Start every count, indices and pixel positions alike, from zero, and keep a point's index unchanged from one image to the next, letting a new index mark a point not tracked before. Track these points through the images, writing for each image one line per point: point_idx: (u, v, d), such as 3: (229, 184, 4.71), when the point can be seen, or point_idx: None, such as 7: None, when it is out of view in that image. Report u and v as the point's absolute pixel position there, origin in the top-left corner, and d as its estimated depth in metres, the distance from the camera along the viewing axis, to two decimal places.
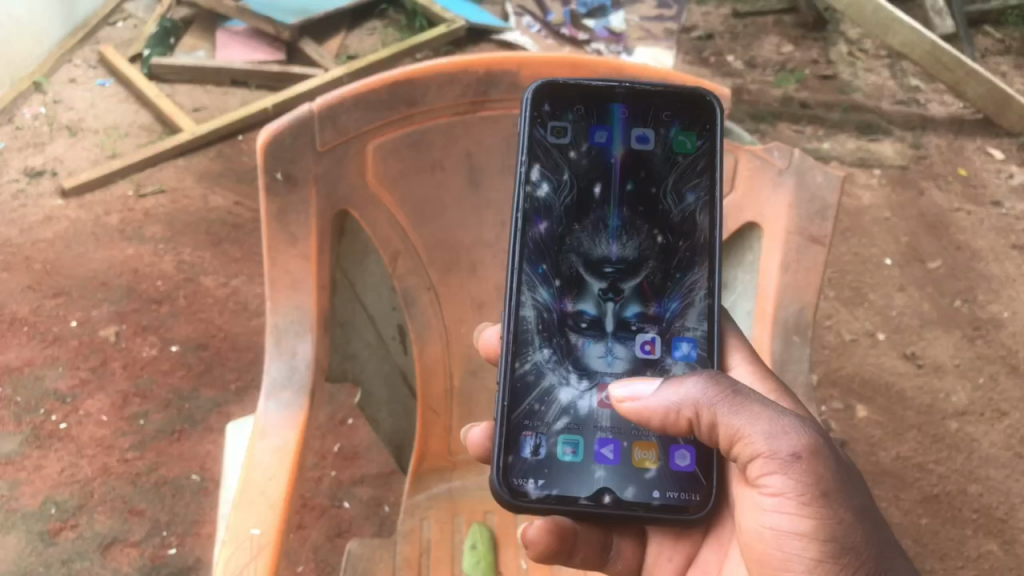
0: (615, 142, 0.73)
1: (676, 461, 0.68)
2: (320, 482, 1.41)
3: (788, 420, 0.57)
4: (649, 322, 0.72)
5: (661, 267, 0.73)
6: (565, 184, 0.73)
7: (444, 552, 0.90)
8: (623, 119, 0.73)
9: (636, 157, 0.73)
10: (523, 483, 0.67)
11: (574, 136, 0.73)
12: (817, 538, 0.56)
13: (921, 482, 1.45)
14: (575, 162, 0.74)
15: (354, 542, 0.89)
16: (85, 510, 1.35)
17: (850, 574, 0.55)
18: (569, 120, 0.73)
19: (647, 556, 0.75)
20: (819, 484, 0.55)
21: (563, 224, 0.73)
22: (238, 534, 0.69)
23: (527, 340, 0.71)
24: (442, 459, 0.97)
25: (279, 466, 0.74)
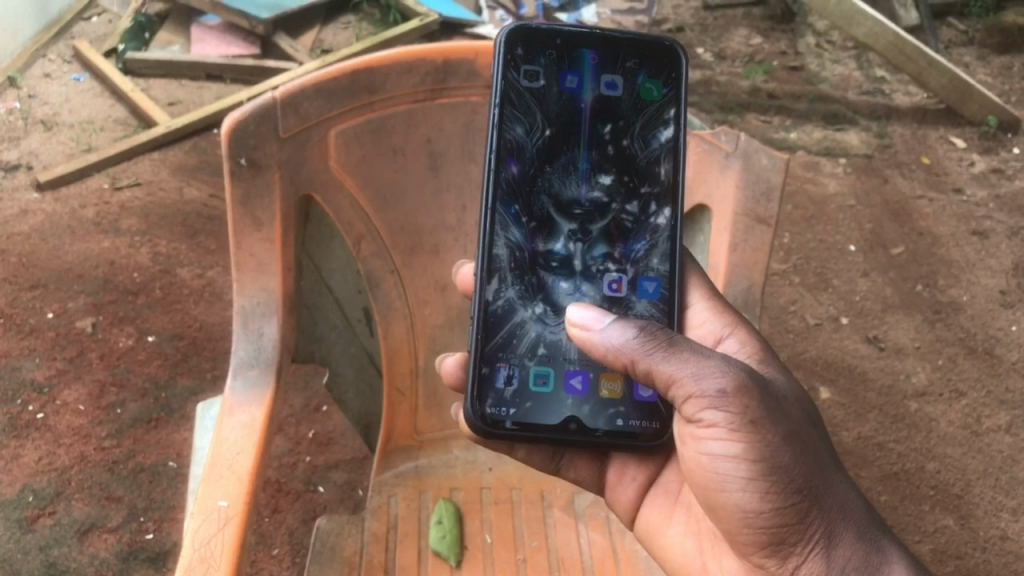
0: (586, 88, 0.76)
1: (639, 391, 0.72)
2: (296, 467, 1.44)
3: (714, 361, 0.61)
4: (616, 262, 0.76)
5: (626, 209, 0.76)
6: (538, 127, 0.75)
7: (411, 526, 0.94)
8: (594, 66, 0.75)
9: (606, 102, 0.76)
10: (495, 410, 0.71)
11: (545, 80, 0.75)
12: (751, 465, 0.61)
13: (882, 460, 1.49)
14: (547, 106, 0.75)
15: (322, 519, 0.92)
16: (63, 497, 1.38)
17: (782, 489, 0.61)
18: (541, 66, 0.75)
19: (609, 473, 0.80)
20: (747, 413, 0.60)
21: (534, 165, 0.76)
22: (206, 506, 0.72)
23: (498, 276, 0.74)
24: (408, 438, 1.01)
25: (246, 441, 0.77)
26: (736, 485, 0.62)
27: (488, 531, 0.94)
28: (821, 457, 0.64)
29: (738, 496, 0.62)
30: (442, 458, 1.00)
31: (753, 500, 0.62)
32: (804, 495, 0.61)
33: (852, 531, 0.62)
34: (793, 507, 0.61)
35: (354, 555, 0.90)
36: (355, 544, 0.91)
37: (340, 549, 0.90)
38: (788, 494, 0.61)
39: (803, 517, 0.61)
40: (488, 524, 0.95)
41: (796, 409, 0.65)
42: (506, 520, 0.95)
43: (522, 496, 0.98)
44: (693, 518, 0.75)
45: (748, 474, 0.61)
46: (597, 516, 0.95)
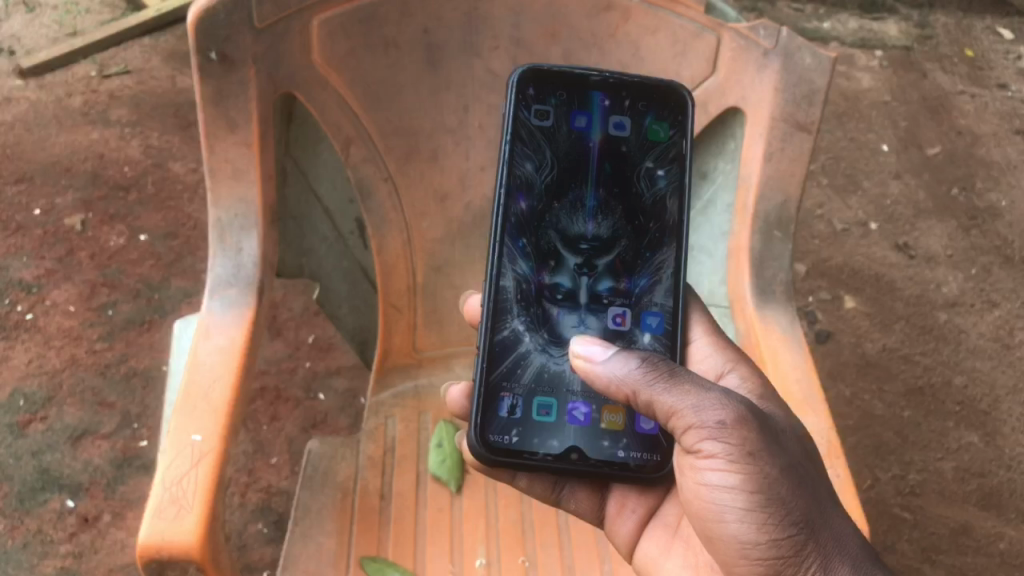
0: (594, 129, 0.72)
1: (640, 425, 0.67)
2: (296, 373, 1.39)
3: (716, 393, 0.56)
4: (620, 296, 0.71)
5: (631, 246, 0.72)
6: (546, 164, 0.72)
7: (409, 449, 0.89)
8: (603, 108, 0.72)
9: (614, 144, 0.72)
10: (499, 437, 0.66)
11: (556, 119, 0.71)
12: (748, 497, 0.55)
13: (906, 374, 1.43)
14: (555, 144, 0.72)
15: (314, 442, 0.88)
16: (55, 402, 1.33)
17: (779, 522, 0.56)
18: (552, 106, 0.71)
19: (608, 506, 0.74)
20: (746, 444, 0.55)
21: (542, 201, 0.71)
22: (179, 440, 0.66)
23: (503, 307, 0.69)
24: (406, 356, 0.94)
25: (223, 366, 0.70)
26: (734, 519, 0.57)
27: None
28: (817, 491, 0.58)
29: (734, 528, 0.57)
30: (444, 376, 0.94)
31: (751, 537, 0.56)
32: (802, 528, 0.56)
33: (847, 565, 0.56)
34: (790, 543, 0.56)
35: (348, 481, 0.86)
36: (349, 468, 0.87)
37: (334, 474, 0.86)
38: (784, 527, 0.56)
39: (799, 551, 0.56)
40: None
41: (794, 444, 0.60)
42: None
43: None
44: (692, 550, 0.69)
45: (745, 506, 0.56)
46: None
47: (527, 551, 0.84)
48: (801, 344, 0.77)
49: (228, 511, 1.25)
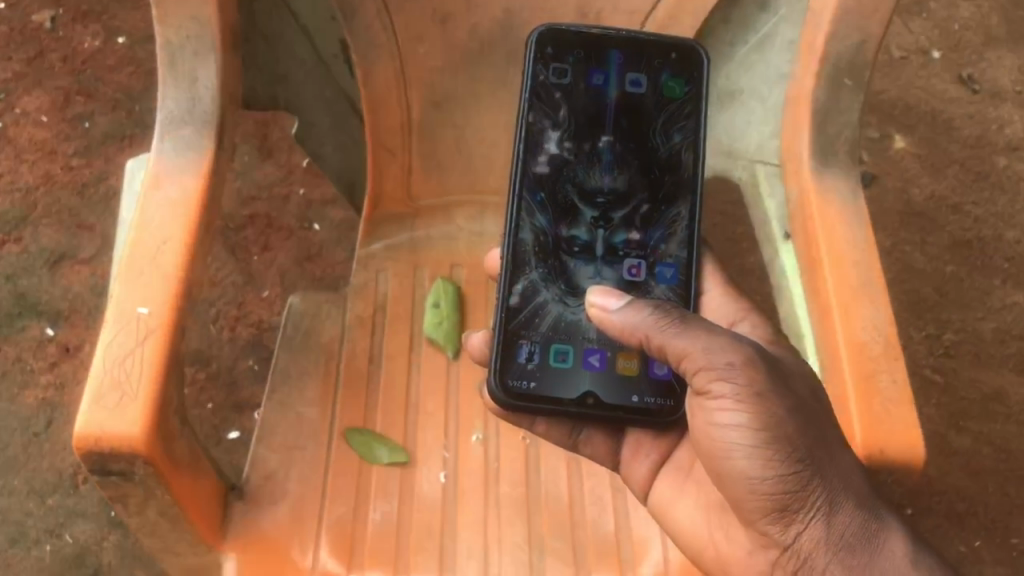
0: (610, 83, 0.65)
1: (653, 372, 0.62)
2: (288, 201, 1.28)
3: (726, 336, 0.53)
4: (635, 250, 0.64)
5: (648, 202, 0.65)
6: (559, 119, 0.65)
7: (402, 308, 0.80)
8: (622, 61, 0.65)
9: (634, 96, 0.65)
10: (515, 386, 0.61)
11: (573, 78, 0.65)
12: (754, 432, 0.52)
13: (954, 226, 1.30)
14: (571, 104, 0.65)
15: (295, 298, 0.79)
16: (29, 223, 1.24)
17: (789, 463, 0.52)
18: (569, 63, 0.65)
19: (623, 450, 0.67)
20: (755, 384, 0.52)
21: (557, 154, 0.65)
22: (122, 313, 0.56)
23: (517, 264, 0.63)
24: (400, 205, 0.83)
25: (174, 223, 0.59)
26: (738, 456, 0.53)
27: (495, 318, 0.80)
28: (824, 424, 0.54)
29: (741, 470, 0.53)
30: (444, 229, 0.84)
31: (755, 474, 0.53)
32: (811, 467, 0.52)
33: (852, 500, 0.54)
34: (800, 482, 0.53)
35: (333, 342, 0.77)
36: (334, 328, 0.78)
37: (317, 334, 0.77)
38: (793, 466, 0.52)
39: (807, 489, 0.53)
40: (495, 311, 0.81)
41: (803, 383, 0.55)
42: None
43: None
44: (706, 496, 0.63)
45: (752, 442, 0.52)
46: None
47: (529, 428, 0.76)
48: (863, 222, 0.64)
49: (218, 347, 1.18)
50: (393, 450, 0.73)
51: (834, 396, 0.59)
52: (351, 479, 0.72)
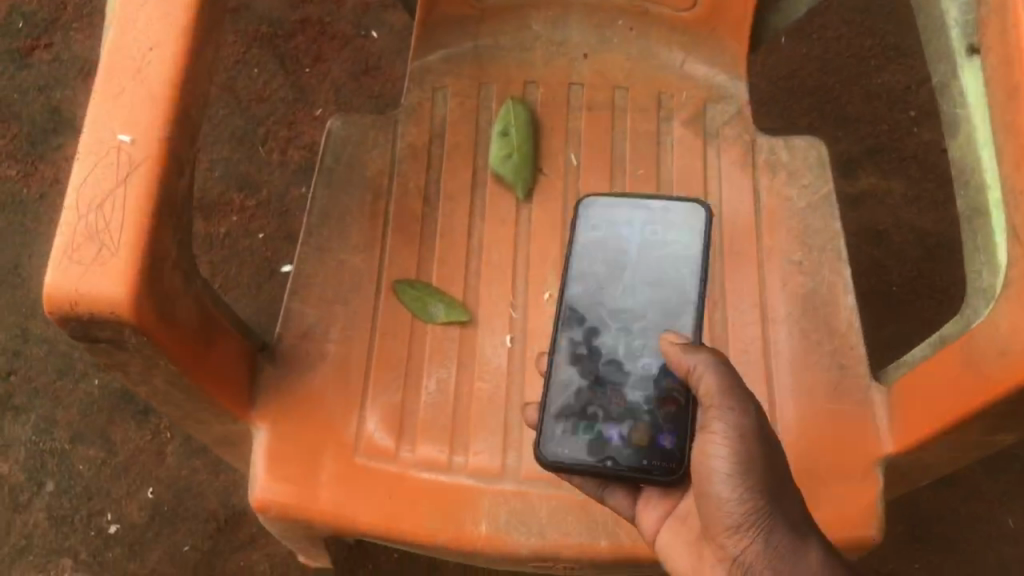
0: (633, 231, 0.55)
1: (660, 440, 0.51)
2: (343, 4, 1.13)
3: (737, 380, 0.47)
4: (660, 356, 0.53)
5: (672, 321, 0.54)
6: (587, 250, 0.56)
7: (462, 137, 0.66)
8: (651, 210, 0.56)
9: (660, 237, 0.55)
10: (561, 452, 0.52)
11: (607, 231, 0.56)
12: (732, 460, 0.45)
13: None
14: (604, 254, 0.56)
15: (336, 121, 0.66)
16: (59, 28, 1.12)
17: (746, 494, 0.45)
18: (603, 223, 0.56)
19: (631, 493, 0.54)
20: (745, 424, 0.46)
21: (588, 287, 0.55)
22: (98, 142, 0.44)
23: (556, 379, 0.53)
24: (463, 7, 0.68)
25: (164, 22, 0.46)
26: (710, 478, 0.46)
27: (575, 150, 0.66)
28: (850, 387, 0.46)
29: (708, 495, 0.47)
30: (516, 37, 0.69)
31: (720, 497, 0.46)
32: (765, 501, 0.45)
33: (786, 531, 0.46)
34: (749, 514, 0.46)
35: (381, 177, 0.64)
36: (383, 159, 0.65)
37: (362, 165, 0.65)
38: (750, 498, 0.45)
39: (756, 520, 0.45)
40: (576, 141, 0.66)
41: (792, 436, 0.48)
42: (605, 130, 0.66)
43: (629, 102, 0.67)
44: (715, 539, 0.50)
45: (727, 467, 0.46)
46: (738, 142, 0.65)
47: None
48: None
49: (268, 171, 1.07)
50: (450, 308, 0.61)
51: None
52: (402, 341, 0.60)
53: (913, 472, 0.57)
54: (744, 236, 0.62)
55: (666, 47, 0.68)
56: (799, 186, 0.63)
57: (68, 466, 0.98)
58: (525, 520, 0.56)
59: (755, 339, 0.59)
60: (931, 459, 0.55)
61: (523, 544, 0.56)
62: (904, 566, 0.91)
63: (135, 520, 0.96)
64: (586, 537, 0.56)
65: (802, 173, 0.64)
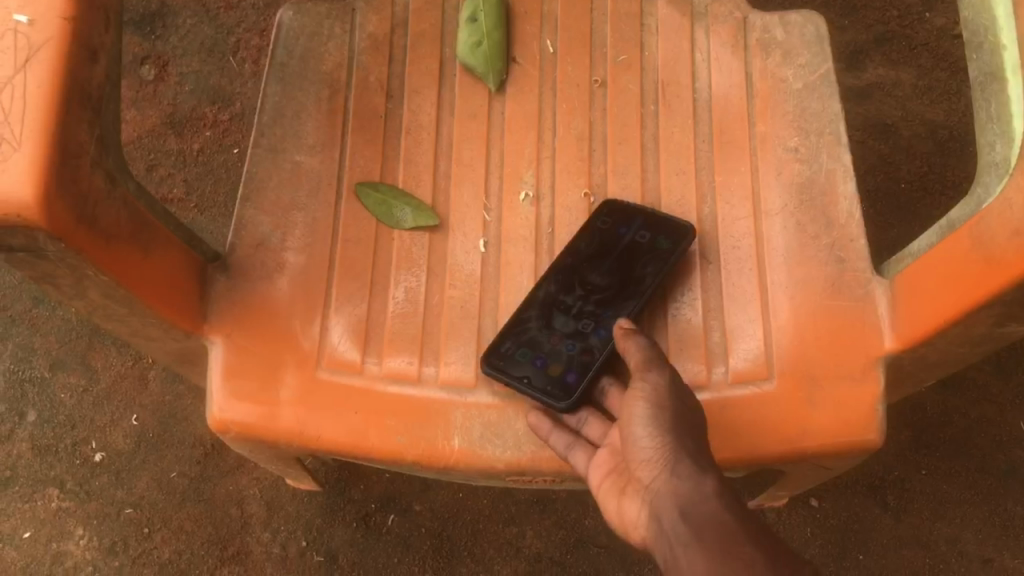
0: (628, 233, 0.56)
1: (563, 378, 0.53)
2: None
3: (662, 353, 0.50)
4: (595, 323, 0.55)
5: (617, 297, 0.55)
6: (589, 232, 0.56)
7: (427, 25, 0.61)
8: (650, 215, 0.56)
9: (648, 242, 0.55)
10: (499, 364, 0.53)
11: (613, 228, 0.56)
12: (647, 407, 0.47)
13: None
14: (602, 246, 0.56)
15: (288, 12, 0.60)
16: None
17: (656, 432, 0.46)
18: (613, 222, 0.56)
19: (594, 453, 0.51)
20: (659, 380, 0.48)
21: (576, 258, 0.56)
22: None
23: (525, 317, 0.55)
24: None
25: None
26: (627, 426, 0.47)
27: (551, 37, 0.60)
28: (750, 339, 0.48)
29: (628, 448, 0.47)
30: None
31: (635, 440, 0.47)
32: (673, 435, 0.46)
33: (692, 459, 0.45)
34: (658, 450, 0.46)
35: (339, 72, 0.59)
36: (341, 52, 0.60)
37: (316, 59, 0.59)
38: (659, 435, 0.46)
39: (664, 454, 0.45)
40: (552, 26, 0.61)
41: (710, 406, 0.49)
42: (583, 13, 0.61)
43: None
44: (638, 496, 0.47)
45: (641, 413, 0.47)
46: (727, 20, 0.60)
47: (595, 181, 0.58)
48: None
49: (240, 83, 1.01)
50: (418, 212, 0.56)
51: None
52: (366, 248, 0.56)
53: (917, 371, 0.53)
54: (735, 123, 0.57)
55: None
56: (795, 65, 0.58)
57: (50, 394, 0.96)
58: (500, 432, 0.53)
59: (745, 235, 0.55)
60: (937, 357, 0.50)
61: (498, 458, 0.53)
62: (911, 473, 0.89)
63: (120, 448, 0.94)
64: None
65: (798, 51, 0.58)
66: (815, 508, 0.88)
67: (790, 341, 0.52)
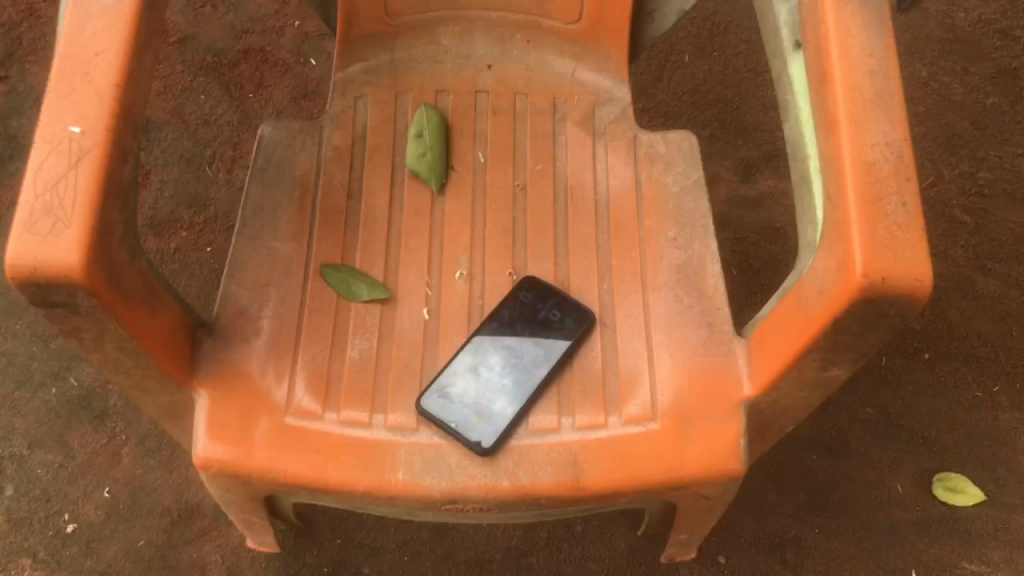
0: (544, 308, 0.69)
1: (485, 427, 0.65)
2: (283, 34, 1.23)
3: None
4: (513, 381, 0.67)
5: (530, 363, 0.68)
6: (511, 303, 0.70)
7: (382, 140, 0.75)
8: (561, 297, 0.69)
9: (558, 319, 0.68)
10: (432, 407, 0.65)
11: (530, 302, 0.70)
12: None
13: (1000, 54, 1.25)
14: (521, 316, 0.70)
15: (268, 127, 0.74)
16: (15, 61, 1.20)
17: None
18: (530, 297, 0.70)
19: None
20: None
21: (499, 323, 0.69)
22: (53, 132, 0.52)
23: (455, 371, 0.68)
24: (378, 24, 0.78)
25: (109, 33, 0.54)
26: None
27: (482, 149, 0.75)
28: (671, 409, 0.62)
29: None
30: (427, 52, 0.79)
31: None
32: None
33: None
34: None
35: (309, 176, 0.73)
36: (310, 160, 0.73)
37: (289, 165, 0.73)
38: None
39: None
40: (482, 140, 0.76)
41: None
42: (507, 131, 0.76)
43: (529, 105, 0.77)
44: None
45: None
46: (621, 138, 0.75)
47: (517, 263, 0.71)
48: (883, 21, 0.56)
49: (215, 190, 1.14)
50: (372, 287, 0.69)
51: (835, 220, 0.53)
52: (328, 317, 0.68)
53: (775, 416, 0.65)
54: (628, 217, 0.71)
55: (560, 59, 0.79)
56: (674, 173, 0.73)
57: (27, 470, 1.03)
58: (437, 466, 0.64)
59: (637, 305, 0.68)
60: (786, 402, 0.63)
61: (435, 487, 0.63)
62: (807, 531, 1.00)
63: (92, 518, 1.01)
64: (490, 479, 0.63)
65: (676, 162, 0.73)
66: (723, 564, 0.98)
67: (671, 389, 0.65)
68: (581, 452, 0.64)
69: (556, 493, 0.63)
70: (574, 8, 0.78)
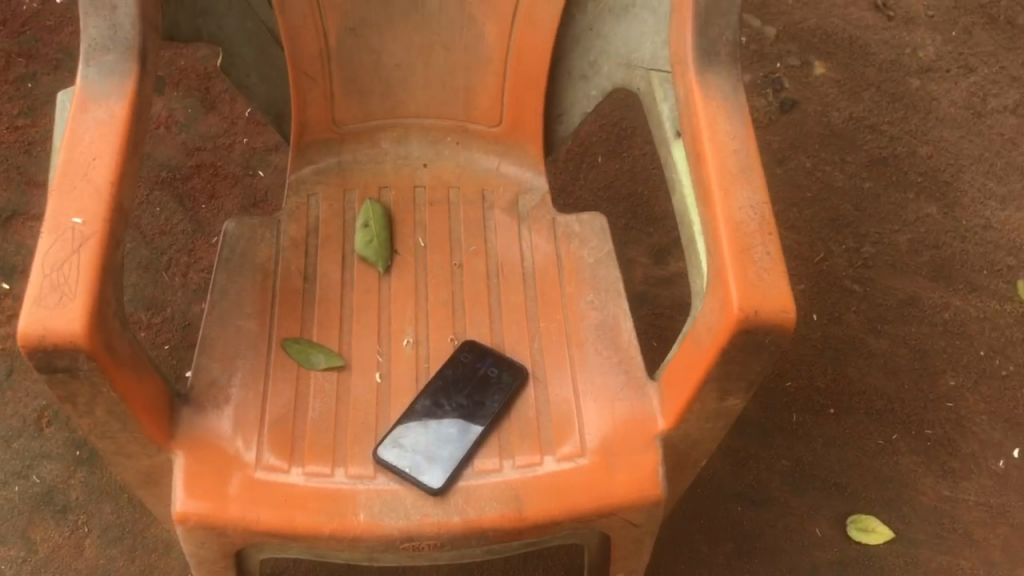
0: (483, 365, 0.78)
1: (434, 470, 0.73)
2: (232, 149, 1.34)
3: None
4: (458, 430, 0.76)
5: (472, 413, 0.76)
6: (453, 363, 0.79)
7: (333, 230, 0.85)
8: (498, 356, 0.79)
9: (496, 374, 0.78)
10: (387, 457, 0.74)
11: (470, 361, 0.79)
12: None
13: (871, 145, 1.43)
14: (463, 373, 0.79)
15: (232, 224, 0.84)
16: None
17: None
18: (470, 357, 0.79)
19: None
20: None
21: (444, 380, 0.79)
22: (58, 222, 0.61)
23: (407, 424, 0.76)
24: (327, 132, 0.90)
25: (104, 140, 0.64)
26: None
27: (421, 235, 0.86)
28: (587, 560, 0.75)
29: None
30: (370, 155, 0.91)
31: None
32: None
33: None
34: None
35: (268, 263, 0.82)
36: (269, 249, 0.83)
37: (250, 254, 0.82)
38: None
39: None
40: (422, 227, 0.86)
41: None
42: (442, 219, 0.87)
43: (461, 198, 0.89)
44: None
45: None
46: (542, 221, 0.87)
47: (457, 330, 0.81)
48: (742, 114, 0.70)
49: (171, 292, 1.22)
50: (329, 357, 0.78)
51: (716, 269, 0.65)
52: (291, 384, 0.77)
53: (689, 450, 0.74)
54: (552, 287, 0.83)
55: (485, 157, 0.92)
56: (588, 247, 0.85)
57: None
58: (394, 508, 0.71)
59: (564, 360, 0.79)
60: (696, 434, 0.72)
61: (393, 526, 0.70)
62: None
63: None
64: (442, 516, 0.71)
65: (589, 239, 0.85)
66: None
67: (596, 429, 0.75)
68: (519, 487, 0.72)
69: (501, 524, 0.71)
70: (496, 114, 0.91)
